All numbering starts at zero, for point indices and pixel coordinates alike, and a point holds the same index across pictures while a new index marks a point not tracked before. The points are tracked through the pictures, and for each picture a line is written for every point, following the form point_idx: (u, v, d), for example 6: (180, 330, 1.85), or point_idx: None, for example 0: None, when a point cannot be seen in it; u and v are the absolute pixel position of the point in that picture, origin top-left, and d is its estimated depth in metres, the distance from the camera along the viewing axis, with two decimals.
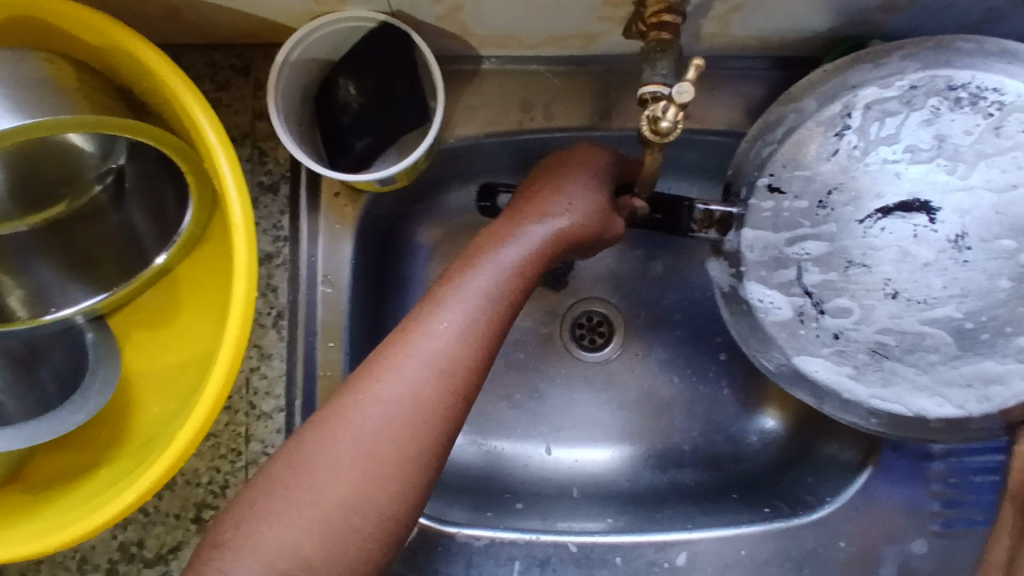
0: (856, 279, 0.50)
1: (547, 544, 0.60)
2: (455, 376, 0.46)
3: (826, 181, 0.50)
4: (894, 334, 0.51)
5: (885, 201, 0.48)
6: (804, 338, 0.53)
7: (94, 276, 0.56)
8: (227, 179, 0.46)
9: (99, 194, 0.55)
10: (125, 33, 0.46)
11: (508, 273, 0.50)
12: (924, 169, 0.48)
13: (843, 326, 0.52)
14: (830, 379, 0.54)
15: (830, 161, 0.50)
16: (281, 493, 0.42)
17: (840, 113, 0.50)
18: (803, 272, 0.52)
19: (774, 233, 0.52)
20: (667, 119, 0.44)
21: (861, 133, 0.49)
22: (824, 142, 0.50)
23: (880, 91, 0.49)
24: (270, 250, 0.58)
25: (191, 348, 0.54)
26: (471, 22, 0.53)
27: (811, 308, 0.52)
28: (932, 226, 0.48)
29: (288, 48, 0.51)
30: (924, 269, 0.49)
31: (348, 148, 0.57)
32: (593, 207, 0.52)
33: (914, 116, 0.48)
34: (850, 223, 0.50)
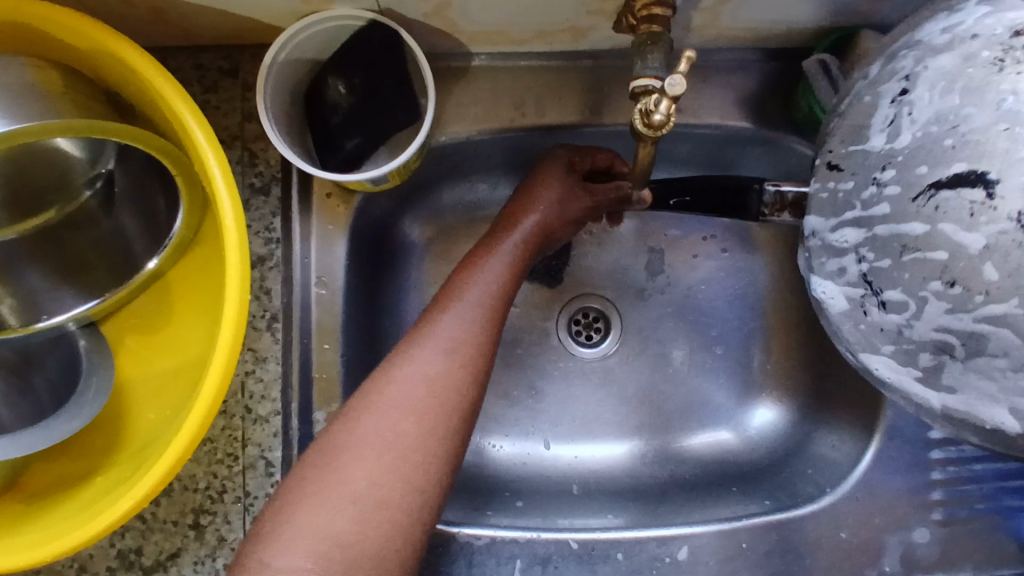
0: (912, 266, 0.36)
1: (548, 541, 0.60)
2: (466, 360, 0.51)
3: (882, 155, 0.38)
4: (958, 332, 0.36)
5: (936, 172, 0.35)
6: (866, 331, 0.41)
7: (88, 283, 0.56)
8: (218, 181, 0.45)
9: (89, 200, 0.55)
10: (111, 37, 0.45)
11: (503, 271, 0.57)
12: (978, 133, 0.34)
13: (903, 321, 0.38)
14: (895, 379, 0.41)
15: (886, 132, 0.38)
16: (316, 479, 0.45)
17: (896, 78, 0.39)
18: (860, 259, 0.40)
19: (824, 217, 0.42)
20: (660, 112, 0.44)
21: (917, 97, 0.37)
22: (880, 112, 0.39)
23: (942, 45, 0.37)
24: (263, 253, 0.57)
25: (185, 353, 0.54)
26: (460, 19, 0.53)
27: (869, 297, 0.40)
28: (989, 201, 0.33)
29: (276, 48, 0.50)
30: (986, 252, 0.33)
31: (338, 148, 0.57)
32: (555, 198, 0.60)
33: (973, 73, 0.35)
34: (904, 200, 0.37)
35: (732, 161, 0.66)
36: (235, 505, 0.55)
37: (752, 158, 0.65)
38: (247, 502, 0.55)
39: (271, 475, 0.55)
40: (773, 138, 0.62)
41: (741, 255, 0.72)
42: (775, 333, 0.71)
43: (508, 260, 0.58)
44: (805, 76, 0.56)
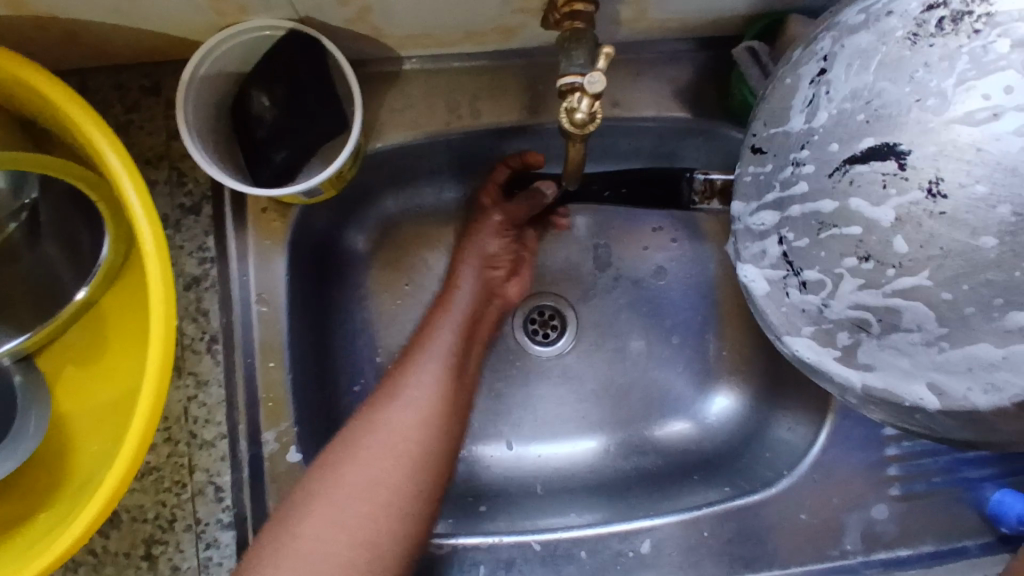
0: (830, 243, 0.36)
1: (511, 545, 0.59)
2: (428, 419, 0.57)
3: (800, 136, 0.38)
4: (873, 308, 0.35)
5: (856, 146, 0.35)
6: (789, 312, 0.39)
7: (16, 317, 0.54)
8: (134, 205, 0.44)
9: (14, 232, 0.53)
10: (15, 63, 0.43)
11: (452, 344, 0.61)
12: (891, 108, 0.33)
13: (822, 301, 0.37)
14: (814, 360, 0.39)
15: (806, 114, 0.37)
16: (279, 541, 0.51)
17: (815, 59, 0.37)
18: (780, 238, 0.39)
19: (746, 200, 0.42)
20: (582, 110, 0.44)
21: (834, 77, 0.36)
22: (800, 92, 0.38)
23: (856, 24, 0.36)
24: (198, 273, 0.55)
25: (121, 383, 0.52)
26: (383, 23, 0.52)
27: (791, 278, 0.39)
28: (902, 173, 0.33)
29: (193, 64, 0.49)
30: (897, 224, 0.34)
31: (269, 161, 0.56)
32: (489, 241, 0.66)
33: (888, 49, 0.34)
34: (820, 177, 0.36)
35: (675, 151, 0.66)
36: (186, 533, 0.54)
37: (694, 148, 0.65)
38: (198, 529, 0.54)
39: (221, 500, 0.54)
40: (711, 127, 0.61)
41: (691, 245, 0.72)
42: (729, 320, 0.72)
43: (459, 322, 0.63)
44: (737, 64, 0.56)
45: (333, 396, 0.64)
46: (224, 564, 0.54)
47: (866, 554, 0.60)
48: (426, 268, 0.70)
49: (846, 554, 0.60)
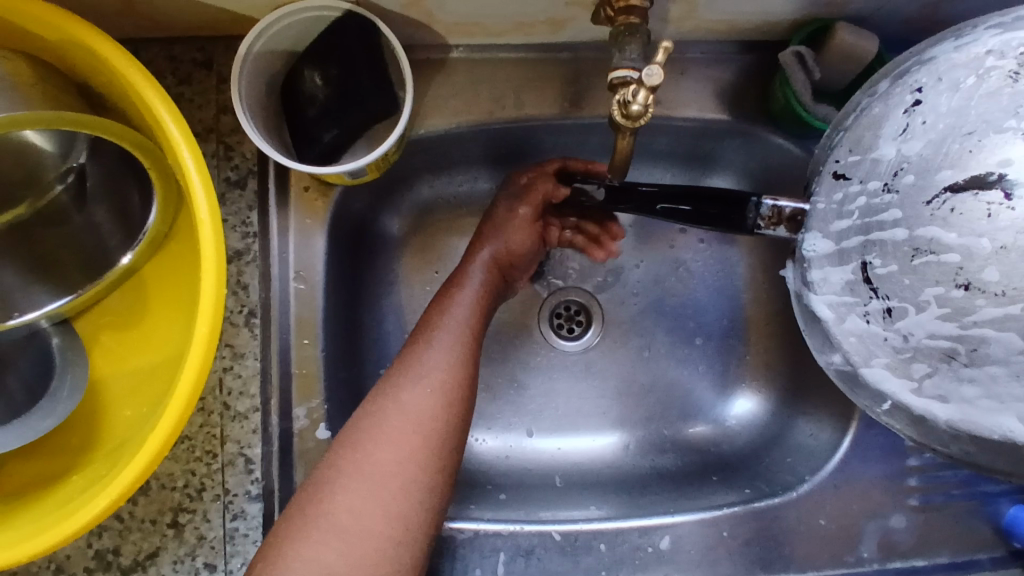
0: (924, 270, 0.37)
1: (531, 533, 0.60)
2: (446, 389, 0.54)
3: (892, 162, 0.39)
4: (966, 339, 0.37)
5: (954, 175, 0.36)
6: (863, 338, 0.40)
7: (59, 279, 0.54)
8: (190, 174, 0.44)
9: (60, 194, 0.53)
10: (78, 25, 0.44)
11: (475, 301, 0.60)
12: (993, 139, 0.35)
13: (901, 331, 0.39)
14: (886, 388, 0.41)
15: (897, 141, 0.39)
16: (307, 501, 0.48)
17: (907, 90, 0.40)
18: (866, 262, 0.40)
19: (823, 221, 0.43)
20: (637, 103, 0.44)
21: (932, 104, 0.38)
22: (893, 117, 0.39)
23: (951, 60, 0.39)
24: (240, 247, 0.56)
25: (160, 350, 0.53)
26: (437, 10, 0.53)
27: (874, 303, 0.39)
28: (1010, 204, 0.34)
29: (250, 39, 0.50)
30: (997, 253, 0.35)
31: (315, 140, 0.56)
32: (514, 231, 0.64)
33: (988, 84, 0.37)
34: (915, 204, 0.37)
35: (710, 153, 0.67)
36: (214, 502, 0.55)
37: (730, 150, 0.66)
38: (226, 500, 0.55)
39: (251, 471, 0.55)
40: (752, 130, 0.62)
41: (720, 247, 0.72)
42: (754, 324, 0.72)
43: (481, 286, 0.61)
44: (781, 69, 0.57)
45: (360, 377, 0.65)
46: (250, 535, 0.54)
47: (882, 562, 0.60)
48: (457, 256, 0.71)
49: (862, 561, 0.60)
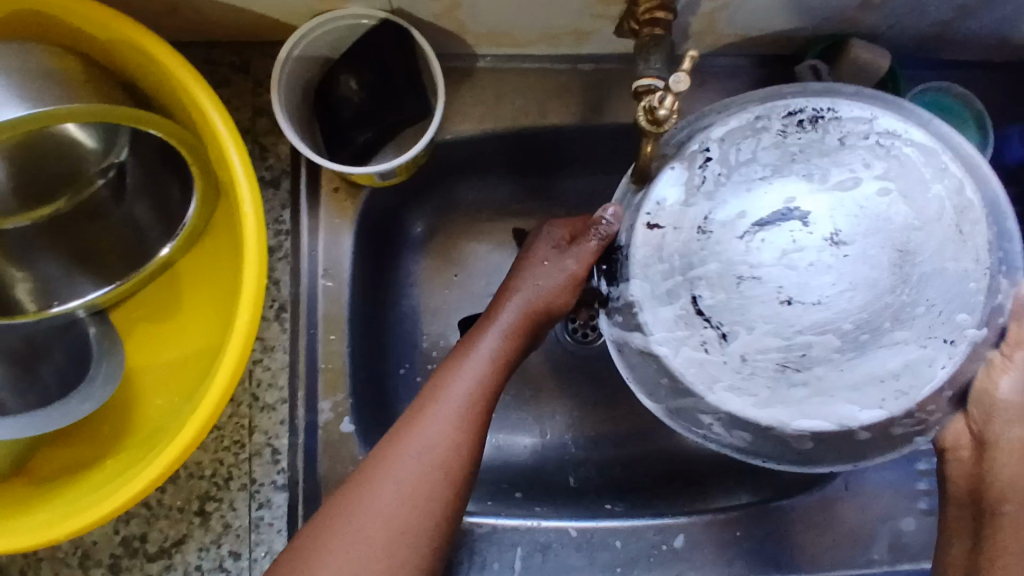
0: (749, 293, 0.46)
1: (548, 529, 0.61)
2: (472, 424, 0.49)
3: (695, 215, 0.47)
4: (798, 345, 0.46)
5: (756, 214, 0.46)
6: (708, 366, 0.47)
7: (98, 270, 0.56)
8: (236, 169, 0.47)
9: (100, 188, 0.56)
10: (133, 28, 0.46)
11: (487, 370, 0.51)
12: (782, 179, 0.47)
13: (738, 351, 0.47)
14: (732, 408, 0.47)
15: (703, 194, 0.48)
16: (327, 520, 0.46)
17: (698, 149, 0.48)
18: (695, 297, 0.47)
19: (644, 272, 0.48)
20: (664, 108, 0.44)
21: (721, 160, 0.48)
22: (690, 174, 0.48)
23: (727, 125, 0.48)
24: (273, 244, 0.59)
25: (194, 341, 0.55)
26: (468, 20, 0.55)
27: (712, 333, 0.47)
28: (806, 227, 0.46)
29: (291, 44, 0.52)
30: (805, 269, 0.45)
31: (349, 141, 0.59)
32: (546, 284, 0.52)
33: (766, 139, 0.48)
34: (730, 238, 0.46)
35: None
36: (241, 491, 0.56)
37: None
38: (253, 489, 0.56)
39: (277, 462, 0.57)
40: None
41: None
42: None
43: (499, 342, 0.52)
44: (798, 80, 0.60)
45: (381, 375, 0.66)
46: (275, 524, 0.56)
47: (894, 564, 0.61)
48: (476, 259, 0.72)
49: (874, 562, 0.61)
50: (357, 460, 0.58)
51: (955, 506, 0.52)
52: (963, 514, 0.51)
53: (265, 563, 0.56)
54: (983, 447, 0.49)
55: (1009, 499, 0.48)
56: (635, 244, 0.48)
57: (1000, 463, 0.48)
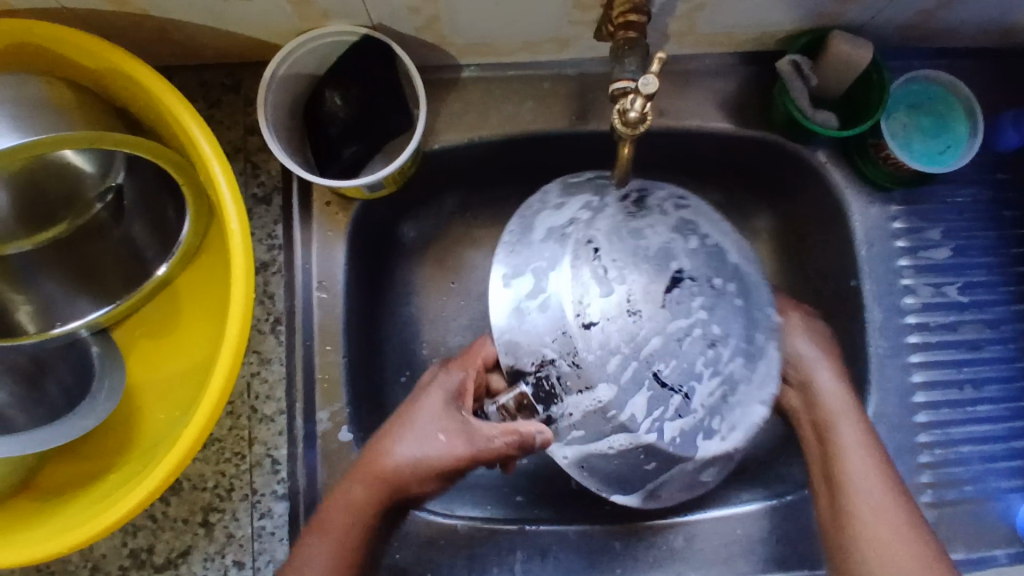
0: (686, 351, 0.54)
1: (548, 532, 0.62)
2: (347, 556, 0.53)
3: (620, 300, 0.54)
4: (726, 377, 0.55)
5: (662, 284, 0.55)
6: (676, 410, 0.54)
7: (98, 288, 0.58)
8: (222, 187, 0.48)
9: (99, 212, 0.58)
10: (122, 56, 0.48)
11: (349, 522, 0.53)
12: (657, 246, 0.56)
13: (687, 399, 0.54)
14: (710, 450, 0.56)
15: (618, 284, 0.54)
16: None
17: (586, 249, 0.56)
18: (655, 373, 0.54)
19: (593, 384, 0.54)
20: (635, 110, 0.46)
21: (607, 249, 0.56)
22: (592, 267, 0.55)
23: (590, 215, 0.58)
24: (266, 259, 0.60)
25: (193, 357, 0.56)
26: (449, 32, 0.56)
27: (677, 395, 0.54)
28: (686, 281, 0.55)
29: (275, 63, 0.53)
30: (712, 313, 0.55)
31: (336, 156, 0.60)
32: (419, 483, 0.54)
33: (628, 223, 0.57)
34: (658, 318, 0.54)
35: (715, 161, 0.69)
36: (242, 501, 0.57)
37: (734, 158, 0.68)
38: (254, 499, 0.57)
39: (278, 471, 0.58)
40: (754, 138, 0.64)
41: None
42: None
43: (366, 519, 0.53)
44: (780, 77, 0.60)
45: (380, 384, 0.67)
46: (277, 532, 0.57)
47: None
48: (471, 266, 0.73)
49: None
50: None
51: (809, 420, 0.62)
52: (806, 431, 0.62)
53: (268, 571, 0.57)
54: (806, 384, 0.61)
55: (833, 415, 0.60)
56: (585, 351, 0.54)
57: (821, 391, 0.61)
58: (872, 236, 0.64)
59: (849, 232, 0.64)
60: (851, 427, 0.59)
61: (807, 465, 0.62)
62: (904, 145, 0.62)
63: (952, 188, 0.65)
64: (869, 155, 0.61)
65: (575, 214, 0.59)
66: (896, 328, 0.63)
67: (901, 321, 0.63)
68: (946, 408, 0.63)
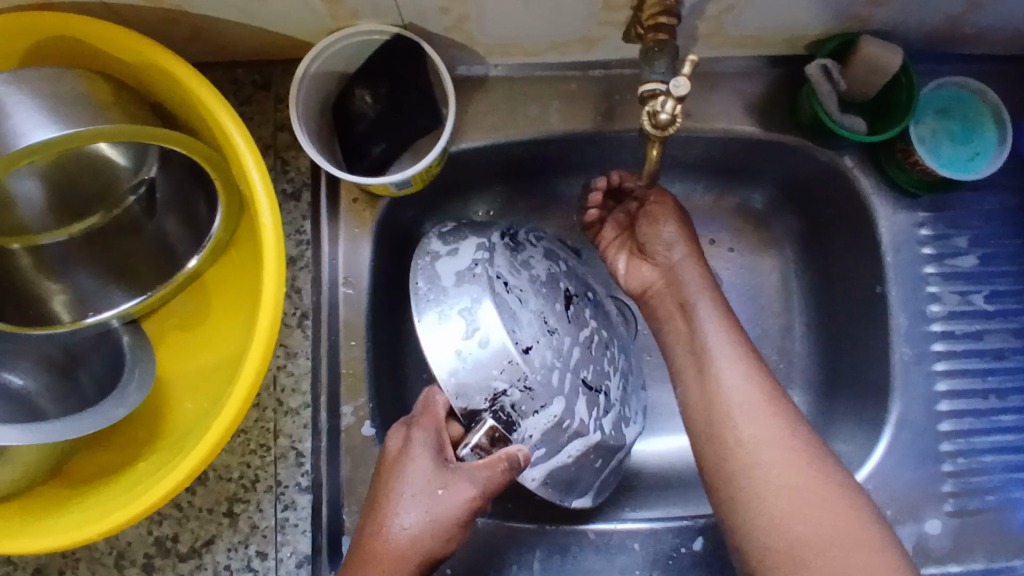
0: (602, 359, 0.61)
1: (567, 531, 0.62)
2: None
3: (533, 326, 0.56)
4: (630, 376, 0.65)
5: (567, 309, 0.60)
6: (615, 412, 0.61)
7: (130, 282, 0.59)
8: (255, 182, 0.49)
9: (132, 205, 0.59)
10: (161, 53, 0.49)
11: None
12: (559, 273, 0.63)
13: (615, 400, 0.62)
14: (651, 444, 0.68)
15: (529, 313, 0.57)
16: None
17: (489, 282, 0.56)
18: (585, 380, 0.58)
19: (535, 410, 0.55)
20: (665, 112, 0.47)
21: (513, 283, 0.58)
22: (506, 299, 0.56)
23: (485, 248, 0.58)
24: (294, 253, 0.61)
25: (221, 349, 0.57)
26: (477, 32, 0.57)
27: (605, 395, 0.60)
28: (586, 299, 0.64)
29: (308, 61, 0.54)
30: (610, 327, 0.65)
31: (365, 154, 0.60)
32: (437, 548, 0.51)
33: (512, 257, 0.60)
34: (569, 334, 0.59)
35: (739, 164, 0.69)
36: (267, 493, 0.58)
37: (758, 162, 0.68)
38: (278, 491, 0.58)
39: (301, 464, 0.58)
40: (779, 142, 0.64)
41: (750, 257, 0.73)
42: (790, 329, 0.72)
43: None
44: (808, 81, 0.60)
45: (402, 380, 0.68)
46: (300, 525, 0.58)
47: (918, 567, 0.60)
48: None
49: None
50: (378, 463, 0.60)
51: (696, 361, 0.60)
52: (686, 363, 0.61)
53: (290, 563, 0.57)
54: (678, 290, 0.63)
55: (696, 293, 0.63)
56: (533, 370, 0.54)
57: (686, 273, 0.64)
58: (898, 242, 0.63)
59: (875, 238, 0.64)
60: (709, 306, 0.62)
61: (684, 409, 0.61)
62: (933, 151, 0.61)
63: (980, 194, 0.65)
64: (897, 159, 0.61)
65: (474, 256, 0.57)
66: (921, 335, 0.63)
67: (926, 328, 0.63)
68: (970, 416, 0.63)
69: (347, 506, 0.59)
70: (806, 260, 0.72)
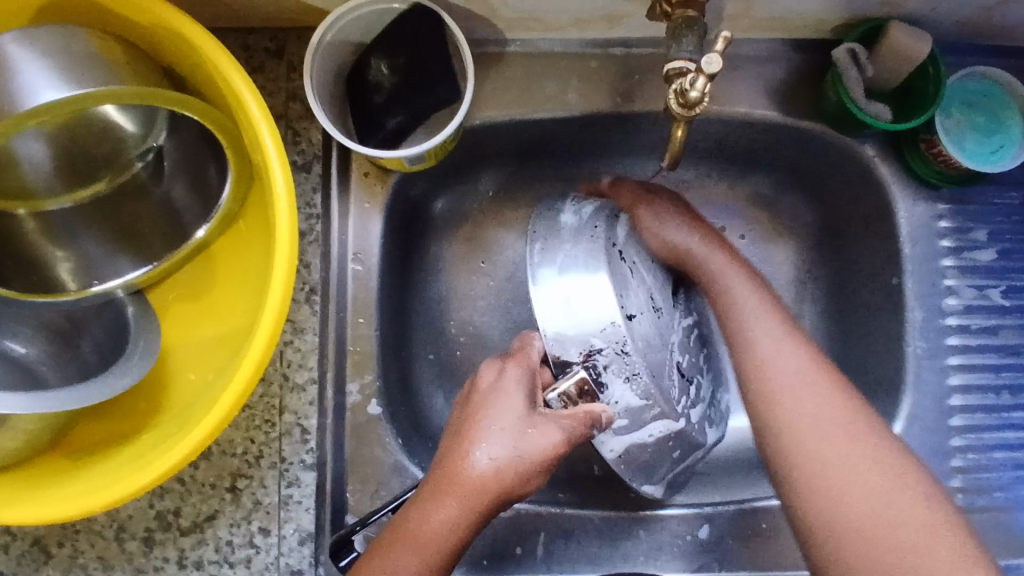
0: (694, 348, 0.64)
1: (572, 516, 0.61)
2: (455, 536, 0.48)
3: (641, 296, 0.58)
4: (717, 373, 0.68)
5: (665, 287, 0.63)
6: (703, 398, 0.63)
7: (136, 250, 0.57)
8: (270, 153, 0.48)
9: (139, 171, 0.57)
10: (174, 15, 0.47)
11: (468, 509, 0.48)
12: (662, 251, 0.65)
13: (704, 389, 0.64)
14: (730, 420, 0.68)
15: (637, 283, 0.58)
16: None
17: (610, 245, 0.57)
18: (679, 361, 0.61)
19: (626, 384, 0.56)
20: (696, 89, 0.45)
21: (630, 256, 0.59)
22: (620, 271, 0.57)
23: (603, 212, 0.60)
24: (304, 227, 0.60)
25: (227, 321, 0.56)
26: (499, 4, 0.55)
27: (696, 382, 0.63)
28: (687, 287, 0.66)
29: (324, 27, 0.53)
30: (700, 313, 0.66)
31: (380, 126, 0.59)
32: (523, 479, 0.49)
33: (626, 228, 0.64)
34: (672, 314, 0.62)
35: (757, 150, 0.68)
36: (271, 470, 0.57)
37: (777, 149, 0.67)
38: (282, 467, 0.57)
39: (306, 441, 0.58)
40: (800, 128, 0.63)
41: (762, 244, 0.72)
42: (800, 318, 0.71)
43: (472, 510, 0.48)
44: (834, 65, 0.58)
45: (407, 359, 0.66)
46: (303, 502, 0.57)
47: None
48: (502, 245, 0.72)
49: None
50: (384, 443, 0.59)
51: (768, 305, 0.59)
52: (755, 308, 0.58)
53: (293, 540, 0.57)
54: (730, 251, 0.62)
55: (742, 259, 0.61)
56: (633, 341, 0.55)
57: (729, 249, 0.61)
58: (916, 234, 0.62)
59: (892, 228, 0.63)
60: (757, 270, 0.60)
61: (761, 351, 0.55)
62: (958, 144, 0.60)
63: (1001, 189, 0.64)
64: (919, 150, 0.60)
65: (598, 220, 0.58)
66: (936, 328, 0.62)
67: (941, 322, 0.62)
68: (982, 413, 0.62)
69: (350, 485, 0.58)
70: (819, 251, 0.71)
